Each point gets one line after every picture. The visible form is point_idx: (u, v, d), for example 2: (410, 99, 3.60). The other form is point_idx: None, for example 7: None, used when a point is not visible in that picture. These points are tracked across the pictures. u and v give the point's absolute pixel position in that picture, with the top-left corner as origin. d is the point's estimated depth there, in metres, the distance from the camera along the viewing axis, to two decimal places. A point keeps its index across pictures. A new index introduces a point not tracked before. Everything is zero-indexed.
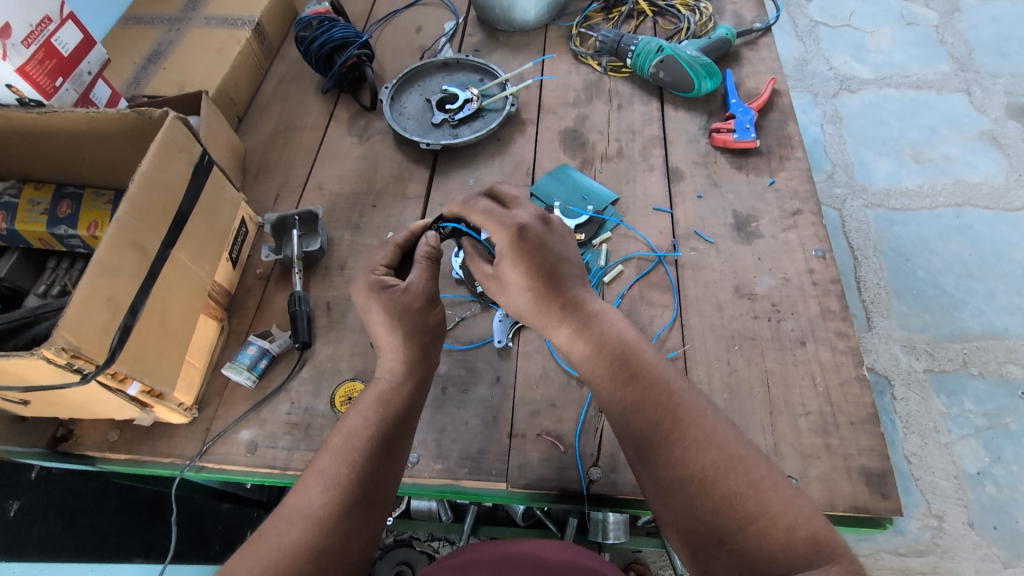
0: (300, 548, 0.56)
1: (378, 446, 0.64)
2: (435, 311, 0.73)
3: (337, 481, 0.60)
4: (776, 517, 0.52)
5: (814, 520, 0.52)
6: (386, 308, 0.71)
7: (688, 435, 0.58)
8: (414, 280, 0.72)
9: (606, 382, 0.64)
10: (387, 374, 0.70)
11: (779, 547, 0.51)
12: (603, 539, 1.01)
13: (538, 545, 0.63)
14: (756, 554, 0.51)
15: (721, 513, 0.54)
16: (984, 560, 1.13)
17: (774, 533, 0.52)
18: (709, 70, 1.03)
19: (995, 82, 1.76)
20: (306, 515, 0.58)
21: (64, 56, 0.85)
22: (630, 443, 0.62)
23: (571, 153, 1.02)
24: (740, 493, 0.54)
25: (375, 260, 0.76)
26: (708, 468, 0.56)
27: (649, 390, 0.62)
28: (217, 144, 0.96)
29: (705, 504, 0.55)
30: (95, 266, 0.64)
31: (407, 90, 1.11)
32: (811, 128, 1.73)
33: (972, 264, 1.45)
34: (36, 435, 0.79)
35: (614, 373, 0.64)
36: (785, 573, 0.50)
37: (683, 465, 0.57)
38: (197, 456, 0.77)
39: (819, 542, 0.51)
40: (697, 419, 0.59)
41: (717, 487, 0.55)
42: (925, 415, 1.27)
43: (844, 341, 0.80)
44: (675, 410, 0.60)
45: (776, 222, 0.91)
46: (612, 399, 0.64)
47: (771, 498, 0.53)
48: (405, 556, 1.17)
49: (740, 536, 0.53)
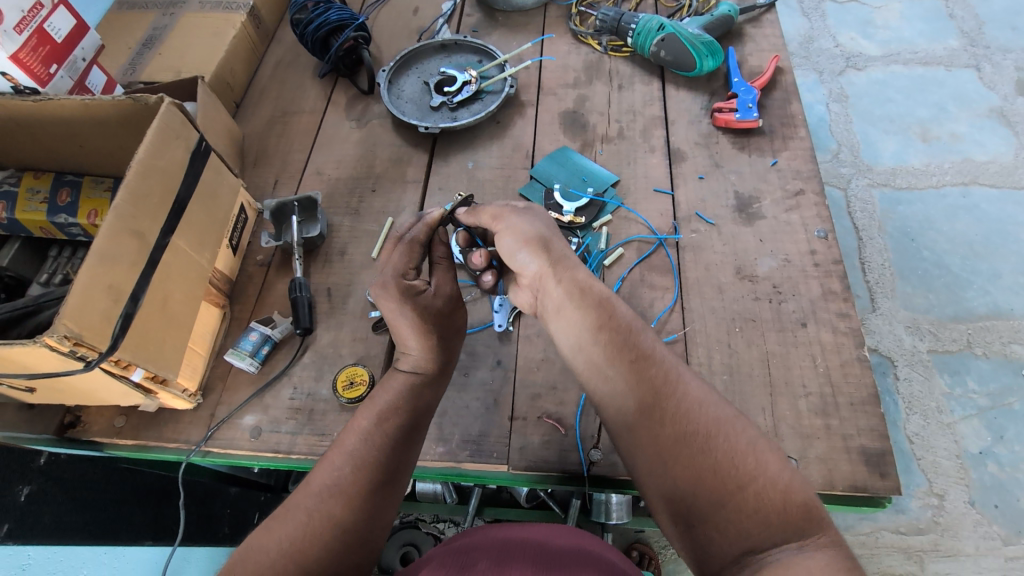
0: (328, 523, 0.57)
1: (404, 429, 0.65)
2: (458, 312, 0.76)
3: (365, 460, 0.61)
4: (774, 478, 0.52)
5: (809, 488, 0.52)
6: (418, 316, 0.71)
7: (690, 396, 0.59)
8: (442, 285, 0.75)
9: (606, 341, 0.64)
10: (416, 370, 0.70)
11: (775, 509, 0.50)
12: (606, 519, 1.03)
13: (543, 529, 0.64)
14: (753, 517, 0.50)
15: (721, 472, 0.53)
16: (984, 537, 1.14)
17: (771, 494, 0.51)
18: (711, 48, 1.01)
19: (1005, 57, 1.72)
20: (335, 492, 0.59)
21: (57, 42, 0.84)
22: (631, 404, 0.61)
23: (571, 134, 1.01)
24: (740, 452, 0.54)
25: (400, 263, 0.73)
26: (710, 425, 0.56)
27: (652, 352, 0.63)
28: (214, 130, 0.96)
29: (704, 466, 0.54)
30: (95, 254, 0.64)
31: (405, 73, 1.10)
32: (816, 106, 1.70)
33: (978, 244, 1.44)
34: (44, 421, 0.80)
35: (613, 334, 0.65)
36: (781, 535, 0.48)
37: (685, 422, 0.57)
38: (202, 441, 0.77)
39: (813, 508, 0.50)
40: (694, 388, 0.60)
41: (719, 444, 0.55)
42: (927, 395, 1.27)
43: (845, 321, 0.80)
44: (678, 373, 0.61)
45: (779, 203, 0.90)
46: (612, 358, 0.64)
47: (768, 461, 0.53)
48: (410, 538, 1.20)
49: (737, 497, 0.51)
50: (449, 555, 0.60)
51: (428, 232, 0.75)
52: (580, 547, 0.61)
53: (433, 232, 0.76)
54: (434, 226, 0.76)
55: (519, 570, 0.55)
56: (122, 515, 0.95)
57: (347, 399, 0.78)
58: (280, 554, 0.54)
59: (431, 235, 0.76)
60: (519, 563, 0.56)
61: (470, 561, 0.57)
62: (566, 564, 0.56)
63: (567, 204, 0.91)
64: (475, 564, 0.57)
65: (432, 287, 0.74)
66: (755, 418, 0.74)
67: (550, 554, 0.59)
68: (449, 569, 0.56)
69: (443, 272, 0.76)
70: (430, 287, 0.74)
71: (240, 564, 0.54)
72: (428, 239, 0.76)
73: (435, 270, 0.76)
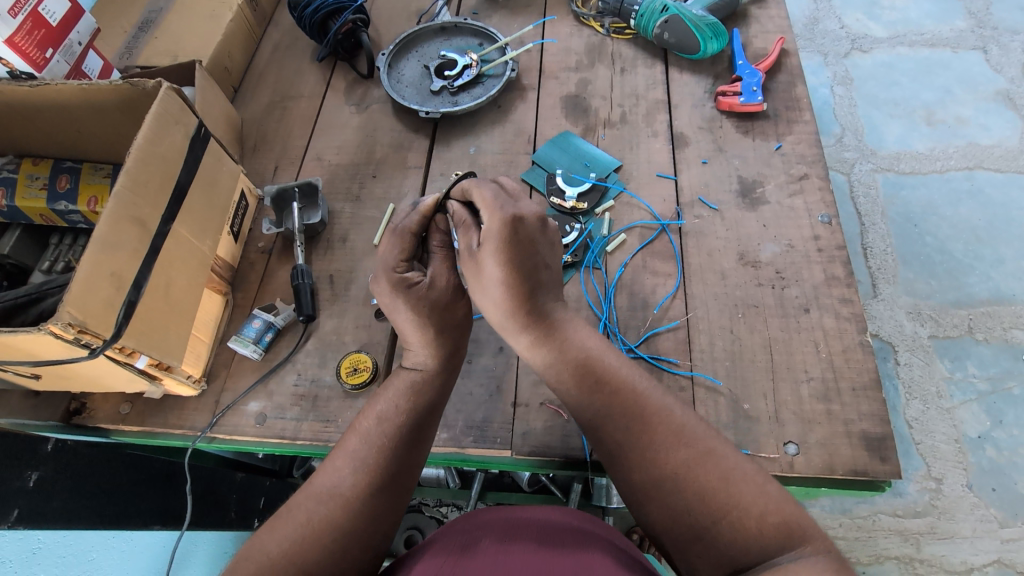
0: (328, 526, 0.57)
1: (406, 432, 0.65)
2: (461, 303, 0.73)
3: (366, 463, 0.62)
4: (747, 507, 0.54)
5: (786, 505, 0.54)
6: (413, 309, 0.69)
7: (656, 438, 0.60)
8: (440, 276, 0.71)
9: (572, 389, 0.66)
10: (418, 368, 0.70)
11: (752, 537, 0.53)
12: (607, 504, 1.08)
13: (542, 510, 0.65)
14: (732, 546, 0.53)
15: (695, 509, 0.56)
16: (981, 520, 1.15)
17: (747, 523, 0.54)
18: (715, 30, 0.99)
19: (1013, 39, 1.69)
20: (334, 495, 0.60)
21: (52, 26, 0.83)
22: (602, 449, 0.64)
23: (573, 119, 1.00)
24: (712, 487, 0.56)
25: (392, 257, 0.70)
26: (678, 466, 0.58)
27: (616, 396, 0.64)
28: (213, 115, 0.95)
29: (680, 501, 0.57)
30: (96, 242, 0.63)
31: (404, 57, 1.08)
32: (821, 90, 1.68)
33: (981, 230, 1.43)
34: (50, 409, 0.80)
35: (576, 380, 0.66)
36: (759, 561, 0.52)
37: (654, 467, 0.59)
38: (208, 427, 0.78)
39: (790, 526, 0.53)
40: (665, 419, 0.61)
41: (689, 485, 0.57)
42: (927, 380, 1.28)
43: (848, 307, 0.79)
44: (644, 412, 0.62)
45: (782, 188, 0.90)
46: (579, 407, 0.66)
47: (741, 490, 0.55)
48: (415, 521, 1.22)
49: (714, 531, 0.55)
50: (452, 536, 0.60)
51: (421, 220, 0.71)
52: (577, 526, 0.61)
53: (429, 219, 0.71)
54: (429, 214, 0.71)
55: (522, 545, 0.56)
56: (131, 499, 0.96)
57: (351, 385, 0.79)
58: (280, 555, 0.55)
59: (426, 223, 0.72)
60: (521, 539, 0.58)
61: (472, 539, 0.58)
62: (569, 543, 0.57)
63: (569, 189, 0.91)
64: (477, 543, 0.58)
65: (429, 278, 0.70)
66: (756, 404, 0.74)
67: (555, 531, 0.60)
68: (450, 550, 0.57)
69: (440, 261, 0.73)
70: (426, 278, 0.71)
71: (242, 564, 0.55)
72: (421, 228, 0.71)
73: (434, 259, 0.73)
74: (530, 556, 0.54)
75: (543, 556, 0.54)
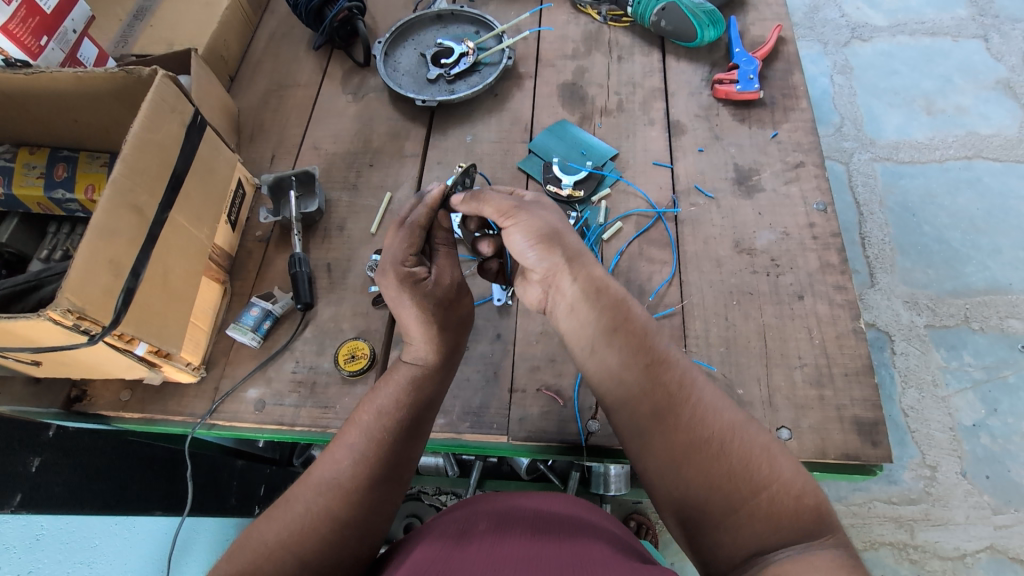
0: (325, 516, 0.58)
1: (405, 426, 0.65)
2: (463, 299, 0.75)
3: (364, 455, 0.62)
4: (787, 483, 0.54)
5: (816, 490, 0.54)
6: (417, 301, 0.70)
7: (703, 402, 0.61)
8: (444, 273, 0.73)
9: (625, 342, 0.65)
10: (417, 361, 0.70)
11: (791, 514, 0.52)
12: (605, 491, 1.07)
13: (542, 499, 0.65)
14: (766, 521, 0.52)
15: (735, 479, 0.55)
16: (975, 506, 1.16)
17: (785, 498, 0.53)
18: (712, 18, 0.99)
19: (1014, 28, 1.68)
20: (331, 486, 0.60)
21: (47, 14, 0.83)
22: (646, 407, 0.62)
23: (570, 108, 1.00)
24: (755, 458, 0.56)
25: (400, 250, 0.72)
26: (724, 431, 0.58)
27: (666, 358, 0.64)
28: (209, 104, 0.95)
29: (723, 467, 0.56)
30: (94, 229, 0.64)
31: (400, 45, 1.07)
32: (820, 79, 1.67)
33: (980, 219, 1.43)
34: (51, 396, 0.81)
35: (632, 335, 0.65)
36: (798, 536, 0.50)
37: (701, 429, 0.59)
38: (208, 414, 0.79)
39: (823, 510, 0.52)
40: (710, 389, 0.62)
41: (733, 453, 0.57)
42: (924, 369, 1.28)
43: (842, 294, 0.80)
44: (690, 380, 0.63)
45: (778, 175, 0.90)
46: (625, 365, 0.65)
47: (783, 464, 0.55)
48: (414, 509, 1.23)
49: (752, 501, 0.54)
50: (450, 523, 0.61)
51: (428, 214, 0.72)
52: (578, 515, 0.62)
53: (434, 213, 0.73)
54: (435, 207, 0.72)
55: (517, 535, 0.57)
56: (135, 486, 0.97)
57: (349, 371, 0.79)
58: (279, 544, 0.56)
59: (433, 217, 0.74)
60: (517, 529, 0.58)
61: (470, 527, 0.59)
62: (565, 534, 0.57)
63: (565, 177, 0.91)
64: (474, 528, 0.58)
65: (434, 276, 0.72)
66: (750, 389, 0.75)
67: (550, 522, 0.60)
68: (448, 538, 0.57)
69: (444, 258, 0.74)
70: (432, 275, 0.72)
71: (239, 552, 0.56)
72: (428, 222, 0.73)
73: (437, 256, 0.75)
74: (526, 543, 0.55)
75: (540, 543, 0.55)
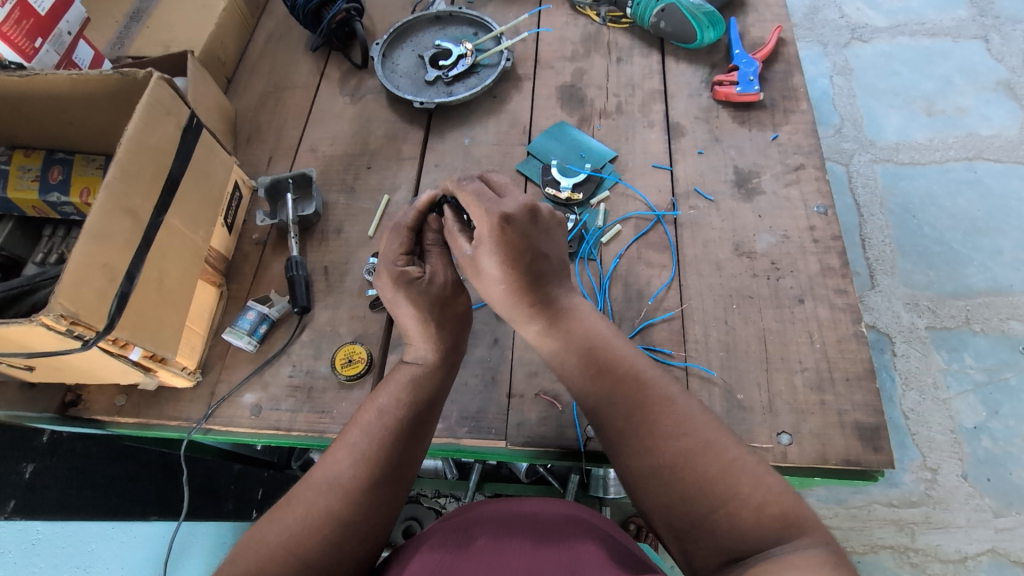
0: (327, 519, 0.57)
1: (405, 429, 0.64)
2: (460, 297, 0.73)
3: (366, 456, 0.62)
4: (747, 497, 0.53)
5: (784, 498, 0.53)
6: (415, 302, 0.69)
7: (657, 424, 0.60)
8: (439, 273, 0.72)
9: (576, 374, 0.66)
10: (419, 362, 0.70)
11: (749, 526, 0.52)
12: (604, 493, 1.09)
13: (535, 502, 0.64)
14: (728, 536, 0.52)
15: (694, 499, 0.55)
16: (976, 510, 1.16)
17: (744, 512, 0.52)
18: (712, 19, 0.98)
19: (1015, 28, 1.68)
20: (338, 486, 0.60)
21: (41, 15, 0.83)
22: (605, 434, 0.63)
23: (569, 109, 1.00)
24: (712, 477, 0.55)
25: (393, 250, 0.71)
26: (679, 454, 0.58)
27: (620, 383, 0.64)
28: (205, 106, 0.94)
29: (682, 488, 0.56)
30: (89, 233, 0.63)
31: (398, 47, 1.07)
32: (820, 80, 1.67)
33: (981, 221, 1.43)
34: (46, 400, 0.81)
35: (585, 365, 0.66)
36: (755, 552, 0.51)
37: (654, 455, 0.59)
38: (203, 419, 0.78)
39: (788, 518, 0.51)
40: (668, 407, 0.61)
41: (688, 473, 0.56)
42: (924, 372, 1.28)
43: (843, 298, 0.79)
44: (644, 402, 0.62)
45: (779, 177, 0.89)
46: (583, 392, 0.66)
47: (741, 480, 0.54)
48: (414, 512, 1.22)
49: (713, 518, 0.54)
50: (448, 532, 0.59)
51: (418, 216, 0.72)
52: (577, 517, 0.61)
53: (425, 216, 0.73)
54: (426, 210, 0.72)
55: (517, 544, 0.55)
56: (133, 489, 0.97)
57: (346, 375, 0.79)
58: (279, 546, 0.55)
59: (423, 219, 0.73)
60: (517, 537, 0.57)
61: (469, 537, 0.57)
62: (563, 538, 0.56)
63: (564, 180, 0.90)
64: (474, 541, 0.57)
65: (429, 273, 0.71)
66: (750, 394, 0.74)
67: (546, 528, 0.59)
68: (447, 547, 0.56)
69: (438, 257, 0.73)
70: (427, 274, 0.71)
71: (239, 555, 0.55)
72: (418, 224, 0.72)
73: (432, 255, 0.73)
74: (525, 556, 0.53)
75: (533, 551, 0.54)
